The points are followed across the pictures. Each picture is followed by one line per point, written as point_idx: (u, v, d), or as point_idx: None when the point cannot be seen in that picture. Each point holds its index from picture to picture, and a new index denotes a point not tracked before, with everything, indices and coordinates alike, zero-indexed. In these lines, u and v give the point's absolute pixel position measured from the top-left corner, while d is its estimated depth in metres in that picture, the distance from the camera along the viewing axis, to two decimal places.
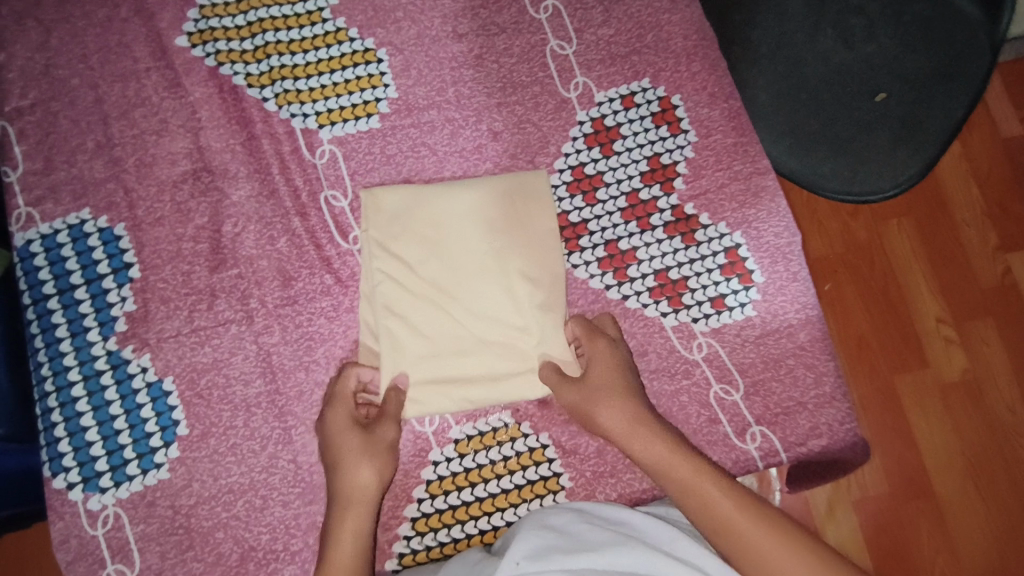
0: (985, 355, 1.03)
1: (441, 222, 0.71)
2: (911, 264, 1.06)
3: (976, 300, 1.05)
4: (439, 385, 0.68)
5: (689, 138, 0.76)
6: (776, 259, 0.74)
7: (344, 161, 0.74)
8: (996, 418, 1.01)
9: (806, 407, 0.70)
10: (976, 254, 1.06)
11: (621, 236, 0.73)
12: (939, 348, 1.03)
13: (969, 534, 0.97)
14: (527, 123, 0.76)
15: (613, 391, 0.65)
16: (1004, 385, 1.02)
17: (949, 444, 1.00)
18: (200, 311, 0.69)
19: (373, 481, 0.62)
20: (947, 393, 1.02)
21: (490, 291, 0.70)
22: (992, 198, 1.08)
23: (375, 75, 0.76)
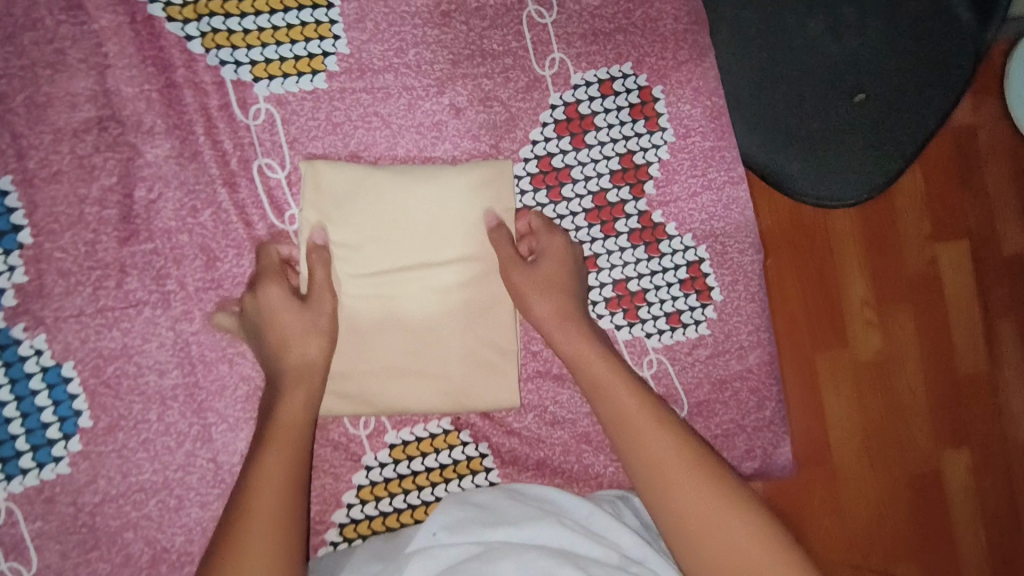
0: (901, 343, 1.01)
1: (390, 209, 0.64)
2: (850, 246, 1.01)
3: (904, 288, 1.02)
4: (374, 391, 0.64)
5: (666, 137, 0.71)
6: (737, 278, 0.72)
7: (283, 125, 0.65)
8: (899, 404, 1.01)
9: (745, 429, 0.71)
10: (909, 241, 1.03)
11: (583, 240, 0.69)
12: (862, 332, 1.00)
13: (859, 508, 0.98)
14: (494, 101, 0.68)
15: (560, 288, 0.62)
16: (912, 373, 1.01)
17: (855, 425, 0.99)
18: (107, 288, 0.61)
19: (321, 358, 0.58)
20: (861, 377, 1.00)
21: (433, 296, 0.65)
22: (933, 187, 1.04)
23: (324, 23, 0.65)
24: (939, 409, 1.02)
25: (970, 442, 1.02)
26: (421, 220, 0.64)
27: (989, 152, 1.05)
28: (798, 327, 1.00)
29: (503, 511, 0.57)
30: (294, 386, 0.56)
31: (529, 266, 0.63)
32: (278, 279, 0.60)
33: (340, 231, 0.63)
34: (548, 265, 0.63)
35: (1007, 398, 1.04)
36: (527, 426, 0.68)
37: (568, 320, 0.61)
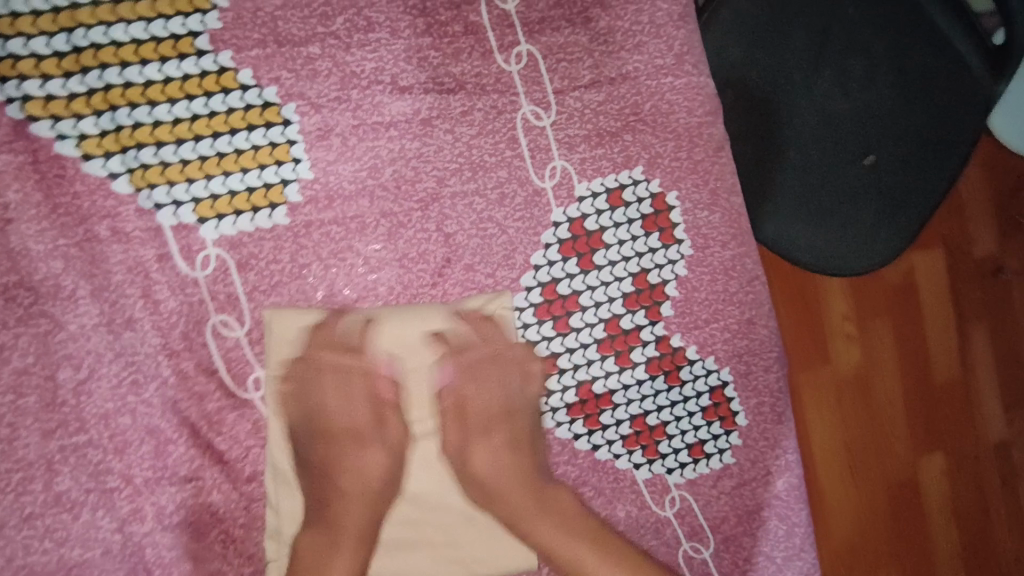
0: (881, 354, 1.00)
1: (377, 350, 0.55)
2: None
3: (881, 299, 1.01)
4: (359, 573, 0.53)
5: (683, 250, 0.63)
6: (763, 399, 0.65)
7: (239, 273, 0.54)
8: (879, 413, 0.99)
9: (774, 560, 0.65)
10: None
11: (596, 375, 0.61)
12: (841, 343, 0.99)
13: (838, 516, 0.96)
14: (488, 221, 0.59)
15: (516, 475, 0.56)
16: (892, 383, 1.00)
17: (835, 433, 0.97)
18: (32, 493, 0.50)
19: (380, 465, 0.53)
20: (842, 388, 0.98)
21: (434, 458, 0.54)
22: None
23: (280, 144, 0.54)
24: (915, 415, 1.01)
25: (943, 444, 1.02)
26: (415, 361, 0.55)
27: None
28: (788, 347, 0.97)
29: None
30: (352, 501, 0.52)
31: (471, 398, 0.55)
32: (332, 380, 0.53)
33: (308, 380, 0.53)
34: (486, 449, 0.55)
35: (978, 400, 1.04)
36: None
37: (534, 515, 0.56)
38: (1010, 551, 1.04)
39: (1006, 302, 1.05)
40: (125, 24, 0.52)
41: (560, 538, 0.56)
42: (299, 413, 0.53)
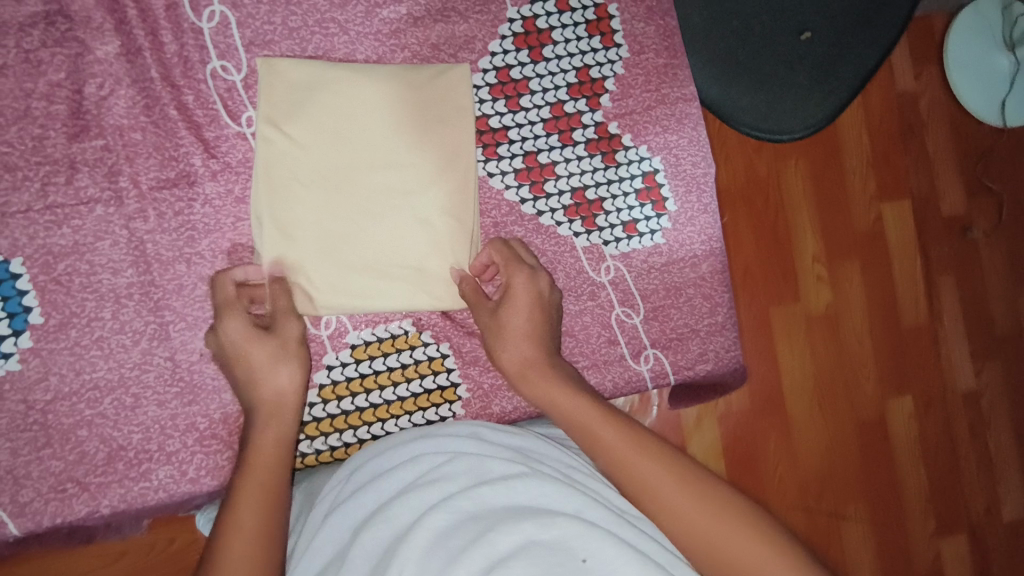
0: (847, 291, 1.17)
1: (347, 112, 0.64)
2: (801, 201, 1.15)
3: (850, 242, 1.17)
4: (330, 288, 0.64)
5: (621, 53, 0.73)
6: (690, 189, 0.75)
7: (237, 28, 0.64)
8: (845, 347, 1.17)
9: (698, 333, 0.74)
10: (857, 202, 1.17)
11: (541, 149, 0.70)
12: (812, 283, 1.15)
13: (807, 440, 1.14)
14: (451, 12, 0.69)
15: (527, 328, 0.63)
16: (858, 319, 1.17)
17: (805, 366, 1.14)
18: (56, 185, 0.60)
19: (291, 387, 0.58)
20: (812, 323, 1.15)
21: (350, 262, 0.64)
22: (879, 145, 1.18)
23: None
24: (881, 354, 1.19)
25: (911, 387, 1.20)
26: (379, 128, 0.65)
27: (928, 115, 1.21)
28: (752, 275, 1.14)
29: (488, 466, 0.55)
30: (263, 438, 0.55)
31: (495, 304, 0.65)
32: (229, 315, 0.59)
33: (296, 121, 0.63)
34: (513, 309, 0.64)
35: (944, 345, 1.23)
36: None
37: (541, 371, 0.62)
38: (980, 506, 1.23)
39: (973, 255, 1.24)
40: None
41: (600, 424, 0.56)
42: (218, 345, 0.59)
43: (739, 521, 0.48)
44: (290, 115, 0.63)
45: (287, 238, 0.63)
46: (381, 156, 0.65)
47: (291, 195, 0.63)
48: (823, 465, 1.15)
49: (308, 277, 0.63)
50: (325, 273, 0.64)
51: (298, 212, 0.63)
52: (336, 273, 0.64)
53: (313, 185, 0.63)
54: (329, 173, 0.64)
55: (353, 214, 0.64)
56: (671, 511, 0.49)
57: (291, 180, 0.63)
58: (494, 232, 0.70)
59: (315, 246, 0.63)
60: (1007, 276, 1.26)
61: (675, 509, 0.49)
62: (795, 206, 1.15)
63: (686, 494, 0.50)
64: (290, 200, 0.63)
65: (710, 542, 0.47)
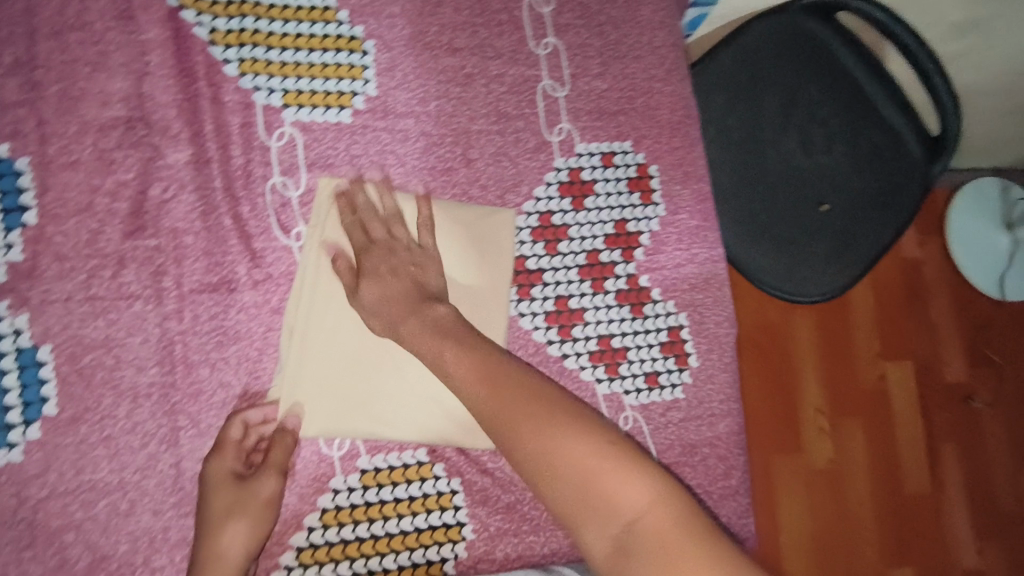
0: (849, 449, 1.16)
1: None
2: (807, 355, 1.17)
3: (853, 399, 1.18)
4: (347, 412, 0.64)
5: (658, 212, 0.77)
6: (712, 347, 0.76)
7: (303, 149, 0.68)
8: (846, 510, 1.14)
9: (711, 496, 0.73)
10: (863, 361, 1.20)
11: (573, 294, 0.72)
12: (814, 436, 1.15)
13: None
14: (503, 157, 0.73)
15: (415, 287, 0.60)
16: (859, 481, 1.16)
17: (803, 527, 1.12)
18: (101, 278, 0.61)
19: (242, 548, 0.58)
20: (811, 480, 1.14)
21: (370, 384, 0.64)
22: (885, 313, 1.22)
23: (357, 66, 0.70)
24: (882, 521, 1.15)
25: (911, 558, 1.16)
26: None
27: (934, 285, 1.25)
28: (755, 430, 1.14)
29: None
30: None
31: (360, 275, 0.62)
32: (217, 454, 0.60)
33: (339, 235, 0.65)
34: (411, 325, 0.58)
35: (947, 521, 1.19)
36: (500, 467, 0.68)
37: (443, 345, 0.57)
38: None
39: (975, 425, 1.23)
40: None
41: (517, 403, 0.51)
42: (204, 478, 0.60)
43: (614, 458, 0.48)
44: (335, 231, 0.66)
45: (313, 352, 0.63)
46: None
47: (325, 307, 0.64)
48: None
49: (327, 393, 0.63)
50: (342, 391, 0.64)
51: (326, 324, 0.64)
52: (353, 392, 0.64)
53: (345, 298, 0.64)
54: None
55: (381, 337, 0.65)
56: (546, 451, 0.49)
57: (326, 293, 0.64)
58: None
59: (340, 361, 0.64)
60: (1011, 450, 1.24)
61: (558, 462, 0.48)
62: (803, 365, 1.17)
63: (568, 431, 0.49)
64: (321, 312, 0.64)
65: (586, 473, 0.47)
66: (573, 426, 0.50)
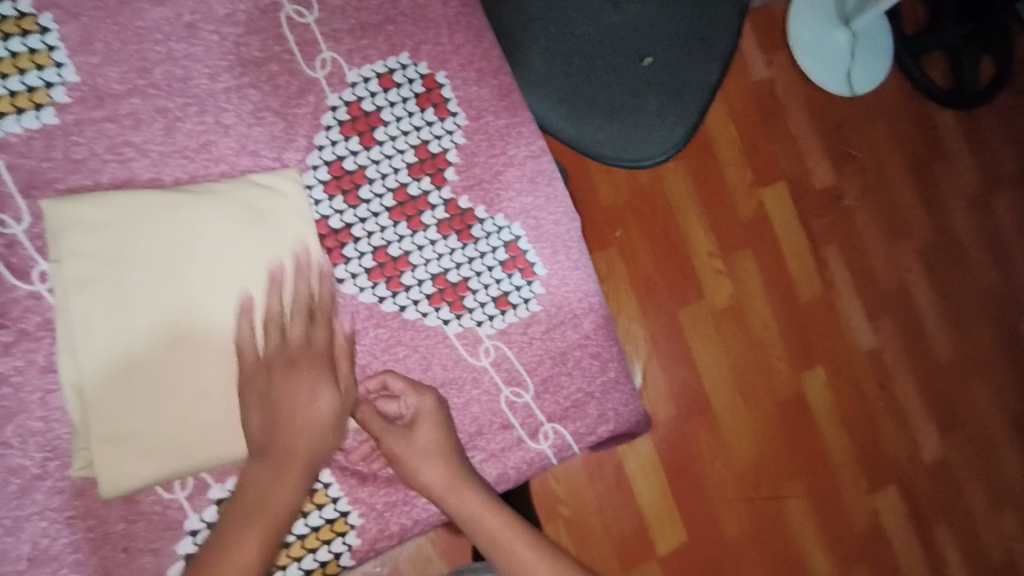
0: (746, 278, 1.19)
1: (153, 240, 0.57)
2: (685, 203, 1.18)
3: (739, 231, 1.19)
4: (161, 452, 0.56)
5: (458, 122, 0.69)
6: (557, 249, 0.72)
7: (9, 173, 0.55)
8: (755, 333, 1.18)
9: (593, 395, 0.72)
10: (738, 190, 1.20)
11: (390, 241, 0.65)
12: (711, 278, 1.17)
13: (737, 434, 1.15)
14: (265, 111, 0.63)
15: (440, 458, 0.61)
16: (761, 304, 1.19)
17: (720, 362, 1.16)
18: None
19: (322, 423, 0.57)
20: (718, 318, 1.17)
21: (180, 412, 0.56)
22: (747, 137, 1.22)
23: (40, 50, 0.57)
24: (789, 334, 1.20)
25: (820, 358, 1.21)
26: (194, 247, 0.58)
27: (785, 97, 1.25)
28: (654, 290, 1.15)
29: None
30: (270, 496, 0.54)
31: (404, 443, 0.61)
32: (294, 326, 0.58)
33: (99, 246, 0.55)
34: (426, 430, 0.61)
35: (842, 312, 1.24)
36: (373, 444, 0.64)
37: (452, 461, 0.61)
38: (901, 452, 1.23)
39: (851, 222, 1.26)
40: None
41: None
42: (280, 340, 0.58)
43: None
44: (76, 254, 0.55)
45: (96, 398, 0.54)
46: (216, 278, 0.58)
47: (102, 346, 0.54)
48: (758, 458, 1.15)
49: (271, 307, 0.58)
50: (149, 436, 0.55)
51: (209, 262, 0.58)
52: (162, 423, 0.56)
53: (121, 330, 0.55)
54: (135, 309, 0.56)
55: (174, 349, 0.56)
56: None
57: (93, 330, 0.54)
58: (357, 339, 0.64)
59: (142, 392, 0.55)
60: (883, 234, 1.28)
61: None
62: (681, 212, 1.17)
63: None
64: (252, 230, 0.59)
65: None
66: None
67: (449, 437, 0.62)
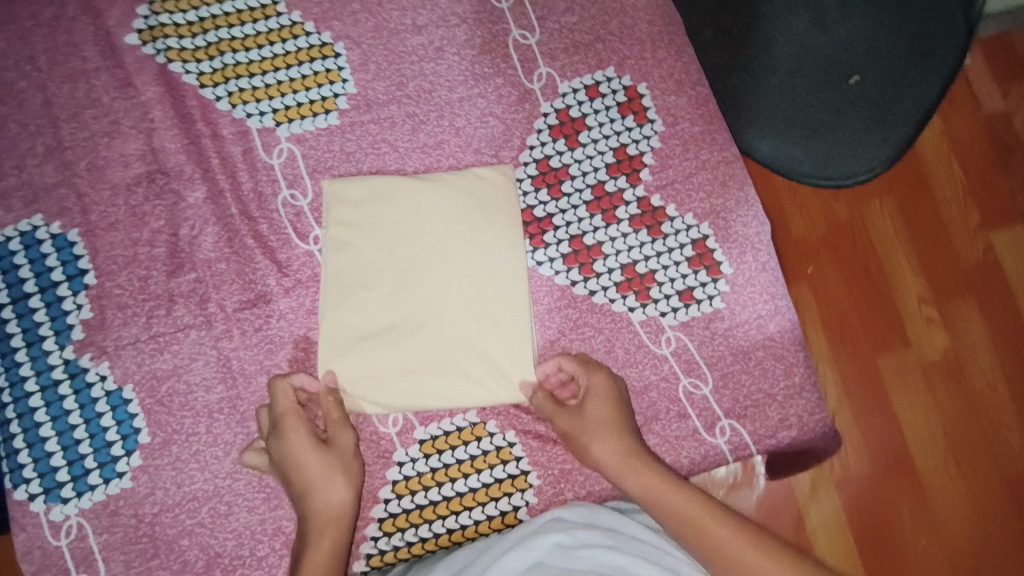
0: (965, 330, 1.07)
1: (397, 217, 0.70)
2: (892, 241, 1.10)
3: (958, 278, 1.09)
4: (385, 389, 0.67)
5: (656, 128, 0.75)
6: (745, 250, 0.73)
7: (303, 160, 0.72)
8: (975, 394, 1.05)
9: (775, 398, 0.71)
10: (958, 232, 1.10)
11: (586, 231, 0.72)
12: (921, 326, 1.07)
13: (947, 507, 1.02)
14: (490, 116, 0.74)
15: (610, 429, 0.64)
16: (985, 362, 1.06)
17: (928, 420, 1.04)
18: (159, 317, 0.68)
19: (344, 501, 0.60)
20: (929, 371, 1.06)
21: (402, 358, 0.67)
22: (974, 174, 1.12)
23: (332, 70, 0.74)
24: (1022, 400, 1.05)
25: None
26: (424, 226, 0.70)
27: None
28: (854, 332, 1.07)
29: (580, 551, 0.59)
30: (326, 533, 0.59)
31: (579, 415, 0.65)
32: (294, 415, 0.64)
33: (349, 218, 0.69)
34: (596, 405, 0.65)
35: None
36: None
37: (622, 439, 0.64)
38: None
39: None
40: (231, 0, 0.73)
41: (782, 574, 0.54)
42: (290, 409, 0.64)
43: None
44: (342, 222, 0.69)
45: (343, 335, 0.67)
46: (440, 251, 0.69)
47: (348, 290, 0.68)
48: (973, 539, 1.01)
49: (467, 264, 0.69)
50: (379, 372, 0.67)
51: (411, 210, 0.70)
52: (388, 366, 0.67)
53: (364, 280, 0.68)
54: (377, 270, 0.68)
55: (403, 306, 0.68)
56: None
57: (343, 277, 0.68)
58: (550, 315, 0.71)
59: (377, 338, 0.67)
60: None
61: None
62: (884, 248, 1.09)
63: None
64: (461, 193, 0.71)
65: None
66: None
67: (616, 416, 0.65)
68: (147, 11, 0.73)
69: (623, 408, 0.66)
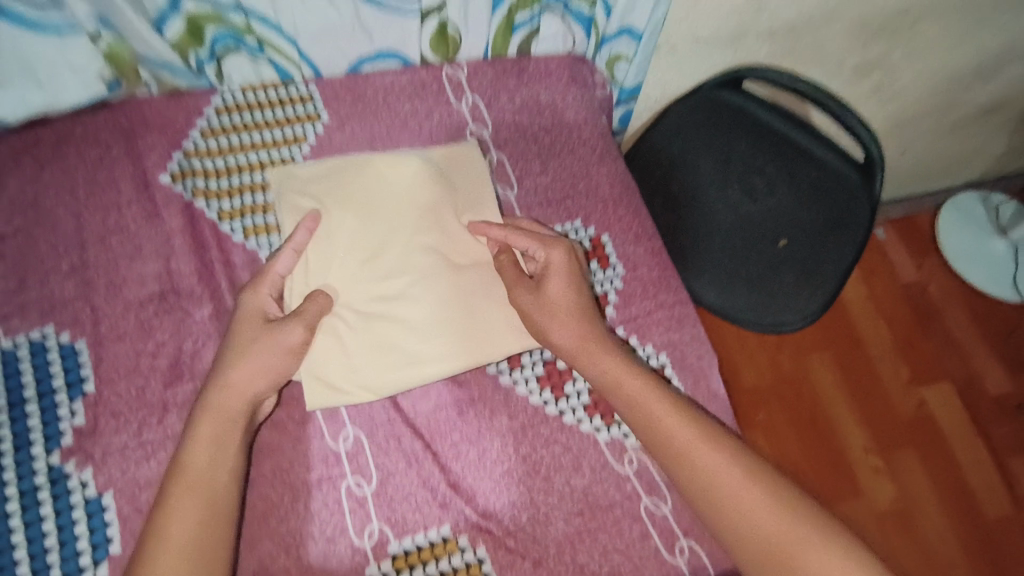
0: (911, 477, 1.42)
1: (380, 173, 0.82)
2: (835, 397, 1.48)
3: (908, 429, 1.47)
4: (343, 373, 0.75)
5: (617, 272, 0.87)
6: (698, 379, 0.82)
7: None
8: (921, 535, 1.36)
9: None
10: (896, 390, 1.51)
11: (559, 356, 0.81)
12: (869, 475, 1.41)
13: None
14: None
15: (563, 305, 0.77)
16: (929, 508, 1.39)
17: (915, 560, 1.34)
18: (150, 424, 0.71)
19: (242, 388, 0.69)
20: (881, 516, 1.37)
21: (362, 331, 0.77)
22: (902, 338, 1.59)
23: None
24: (961, 534, 1.38)
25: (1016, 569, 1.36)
26: (400, 197, 0.81)
27: (942, 300, 1.68)
28: (821, 474, 1.39)
29: None
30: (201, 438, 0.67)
31: (535, 292, 0.78)
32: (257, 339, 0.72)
33: (331, 189, 0.82)
34: (554, 281, 0.78)
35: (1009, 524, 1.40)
36: (522, 527, 0.72)
37: (597, 349, 0.76)
38: None
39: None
40: (256, 151, 0.86)
41: (739, 480, 0.68)
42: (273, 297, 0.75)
43: (793, 512, 0.66)
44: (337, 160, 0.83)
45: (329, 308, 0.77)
46: (401, 236, 0.80)
47: (327, 286, 0.78)
48: None
49: (442, 284, 0.79)
50: (337, 361, 0.76)
51: (398, 224, 0.80)
52: (349, 351, 0.76)
53: (357, 270, 0.78)
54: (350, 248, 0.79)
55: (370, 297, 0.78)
56: (767, 527, 0.65)
57: (348, 206, 0.80)
58: (523, 433, 0.76)
59: (344, 325, 0.77)
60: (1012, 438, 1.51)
61: (746, 505, 0.67)
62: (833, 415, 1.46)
63: (794, 520, 0.65)
64: (443, 183, 0.83)
65: (780, 537, 0.65)
66: (773, 502, 0.67)
67: (570, 307, 0.77)
68: (180, 156, 0.84)
69: (585, 295, 0.79)
